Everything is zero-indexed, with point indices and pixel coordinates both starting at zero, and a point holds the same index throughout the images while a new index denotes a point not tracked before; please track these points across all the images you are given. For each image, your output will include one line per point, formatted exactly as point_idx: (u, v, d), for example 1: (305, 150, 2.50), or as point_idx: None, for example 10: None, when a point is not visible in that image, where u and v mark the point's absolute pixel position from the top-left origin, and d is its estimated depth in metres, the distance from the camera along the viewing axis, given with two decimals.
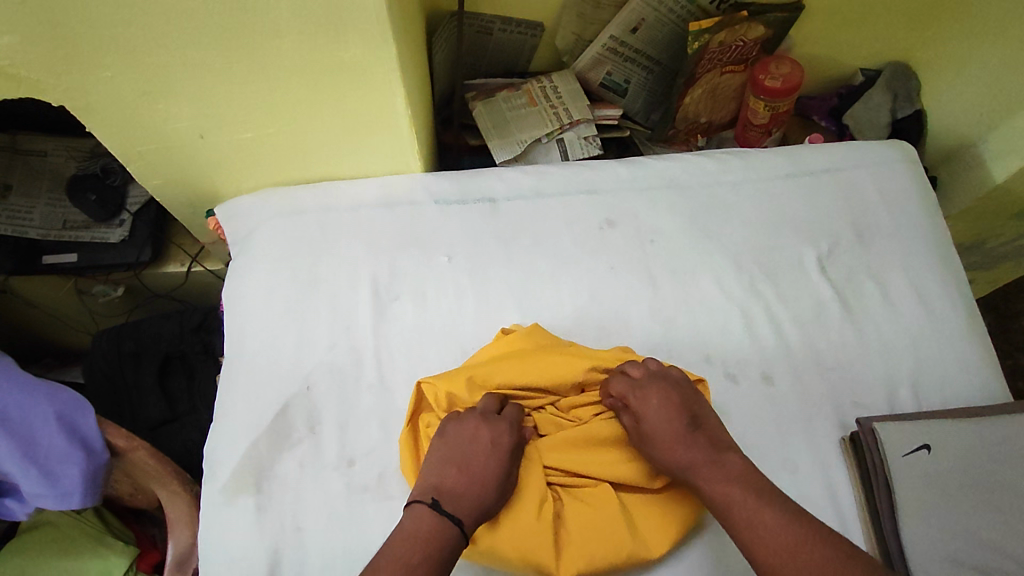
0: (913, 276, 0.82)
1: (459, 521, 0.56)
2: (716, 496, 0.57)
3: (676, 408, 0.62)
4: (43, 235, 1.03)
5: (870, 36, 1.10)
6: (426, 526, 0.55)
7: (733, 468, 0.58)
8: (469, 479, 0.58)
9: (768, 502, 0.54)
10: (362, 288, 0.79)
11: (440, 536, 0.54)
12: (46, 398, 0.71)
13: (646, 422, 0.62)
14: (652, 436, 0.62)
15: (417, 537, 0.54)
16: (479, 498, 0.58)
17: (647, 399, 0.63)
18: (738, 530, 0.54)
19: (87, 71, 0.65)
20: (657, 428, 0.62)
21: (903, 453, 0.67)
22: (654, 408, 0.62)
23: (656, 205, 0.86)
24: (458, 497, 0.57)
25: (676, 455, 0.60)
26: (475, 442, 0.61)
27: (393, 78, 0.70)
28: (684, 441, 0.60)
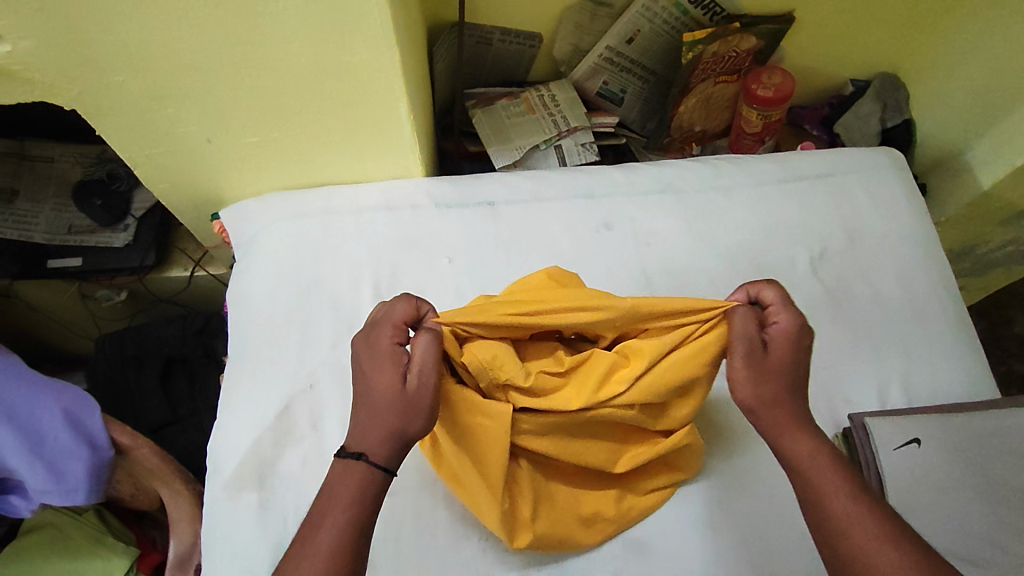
0: (903, 278, 0.84)
1: (364, 453, 0.53)
2: (805, 457, 0.54)
3: (800, 359, 0.58)
4: (48, 239, 1.05)
5: (859, 49, 1.13)
6: (337, 474, 0.53)
7: (823, 437, 0.56)
8: (371, 410, 0.55)
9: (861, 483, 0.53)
10: (365, 289, 0.81)
11: (356, 484, 0.53)
12: (54, 396, 0.72)
13: (772, 357, 0.58)
14: (767, 373, 0.57)
15: (334, 488, 0.53)
16: (385, 424, 0.54)
17: (781, 339, 0.58)
18: (827, 496, 0.52)
19: (98, 75, 0.67)
20: (778, 369, 0.57)
21: (895, 447, 0.67)
22: (796, 338, 0.58)
23: (651, 209, 0.88)
24: (363, 436, 0.54)
25: (781, 395, 0.56)
26: (374, 364, 0.56)
27: (397, 84, 0.73)
28: (798, 392, 0.57)
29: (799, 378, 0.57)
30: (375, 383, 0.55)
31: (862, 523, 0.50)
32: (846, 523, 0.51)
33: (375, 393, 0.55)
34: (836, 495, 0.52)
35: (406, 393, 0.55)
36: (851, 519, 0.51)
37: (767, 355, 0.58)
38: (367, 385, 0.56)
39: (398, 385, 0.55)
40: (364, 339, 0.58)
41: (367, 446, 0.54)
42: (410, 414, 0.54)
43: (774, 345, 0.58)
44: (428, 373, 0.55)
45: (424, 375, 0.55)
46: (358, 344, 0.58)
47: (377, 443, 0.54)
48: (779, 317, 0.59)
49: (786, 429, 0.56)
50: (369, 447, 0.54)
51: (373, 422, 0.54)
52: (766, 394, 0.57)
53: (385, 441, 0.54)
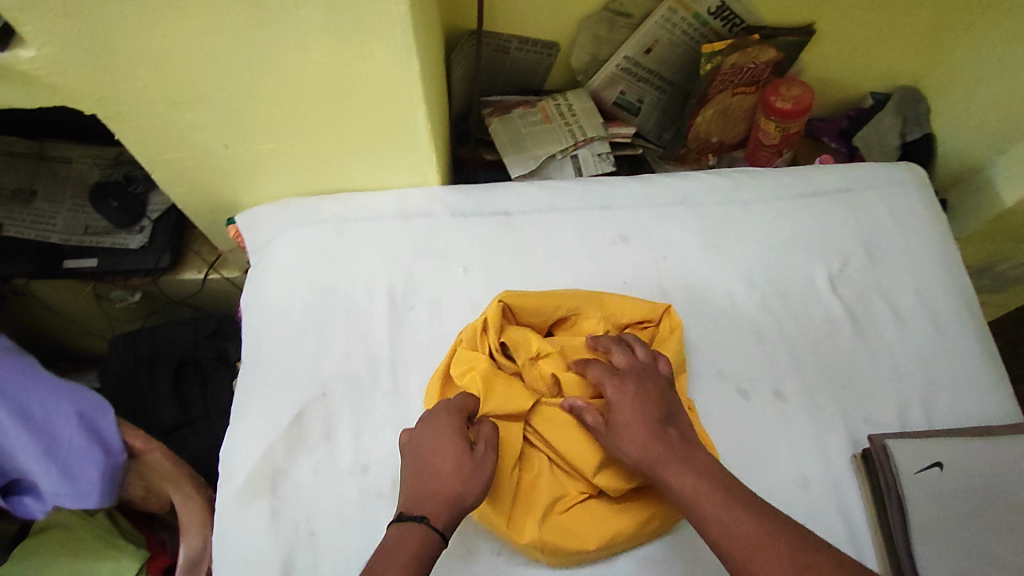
0: (924, 296, 0.83)
1: (427, 517, 0.57)
2: (688, 493, 0.57)
3: (643, 410, 0.62)
4: (64, 240, 1.05)
5: (879, 61, 1.12)
6: (397, 538, 0.56)
7: (698, 464, 0.59)
8: (431, 477, 0.59)
9: (737, 494, 0.56)
10: (379, 297, 0.81)
11: (416, 545, 0.55)
12: (69, 398, 0.71)
13: (616, 418, 0.63)
14: (615, 437, 0.62)
15: (391, 548, 0.55)
16: (444, 492, 0.58)
17: (618, 395, 0.64)
18: (706, 523, 0.55)
19: (120, 81, 0.68)
20: (629, 422, 0.62)
21: (914, 470, 0.67)
22: (624, 399, 0.63)
23: (668, 222, 0.87)
24: (423, 499, 0.58)
25: (643, 446, 0.60)
26: (434, 444, 0.61)
27: (415, 93, 0.72)
28: (659, 433, 0.61)
29: (649, 422, 0.61)
30: (436, 449, 0.60)
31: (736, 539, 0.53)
32: (725, 542, 0.54)
33: (436, 460, 0.60)
34: (718, 518, 0.55)
35: (467, 459, 0.60)
36: (725, 536, 0.54)
37: (610, 426, 0.63)
38: (425, 452, 0.61)
39: (460, 454, 0.60)
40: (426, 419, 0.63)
41: (427, 511, 0.57)
42: (471, 478, 0.59)
43: (614, 404, 0.63)
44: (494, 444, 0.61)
45: (488, 446, 0.61)
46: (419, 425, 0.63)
47: (437, 508, 0.57)
48: (608, 389, 0.65)
49: (662, 474, 0.59)
50: (429, 510, 0.57)
51: (434, 486, 0.58)
52: (635, 449, 0.61)
53: (444, 508, 0.57)
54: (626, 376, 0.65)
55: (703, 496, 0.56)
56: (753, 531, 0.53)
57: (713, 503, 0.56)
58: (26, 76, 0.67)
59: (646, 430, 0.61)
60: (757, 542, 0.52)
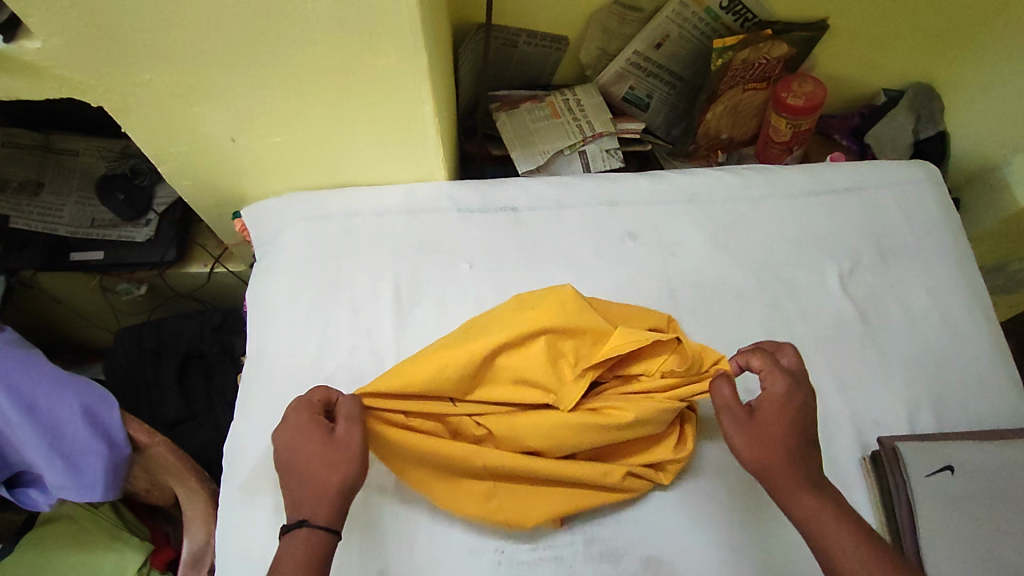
0: (937, 296, 0.82)
1: (305, 519, 0.57)
2: (807, 515, 0.56)
3: (799, 418, 0.60)
4: (71, 232, 1.05)
5: (894, 57, 1.11)
6: (287, 546, 0.56)
7: (830, 492, 0.57)
8: (305, 477, 0.59)
9: (867, 531, 0.55)
10: (385, 292, 0.80)
11: (306, 548, 0.56)
12: (74, 391, 0.71)
13: (762, 419, 0.60)
14: (761, 435, 0.59)
15: (281, 557, 0.55)
16: (322, 489, 0.58)
17: (773, 398, 0.61)
18: (838, 552, 0.54)
19: (126, 74, 0.67)
20: (776, 428, 0.59)
21: (925, 474, 0.66)
22: (789, 400, 0.60)
23: (677, 219, 0.86)
24: (300, 504, 0.58)
25: (782, 455, 0.58)
26: (299, 442, 0.60)
27: (423, 87, 0.72)
28: (802, 450, 0.59)
29: (800, 438, 0.59)
30: (296, 449, 0.60)
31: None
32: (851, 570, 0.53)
33: (306, 460, 0.59)
34: (850, 549, 0.54)
35: (329, 449, 0.59)
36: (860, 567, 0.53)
37: (754, 418, 0.60)
38: (289, 455, 0.60)
39: (324, 445, 0.60)
40: (286, 418, 0.62)
41: (307, 512, 0.57)
42: (341, 466, 0.59)
43: (766, 407, 0.60)
44: (359, 426, 0.61)
45: (349, 427, 0.61)
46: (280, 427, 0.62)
47: (318, 507, 0.57)
48: (770, 382, 0.62)
49: (792, 489, 0.57)
50: (307, 512, 0.57)
51: (307, 488, 0.58)
52: (765, 455, 0.58)
53: (322, 504, 0.57)
54: (800, 384, 0.62)
55: (841, 523, 0.55)
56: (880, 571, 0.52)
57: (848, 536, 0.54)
58: (32, 67, 0.66)
59: (782, 441, 0.59)
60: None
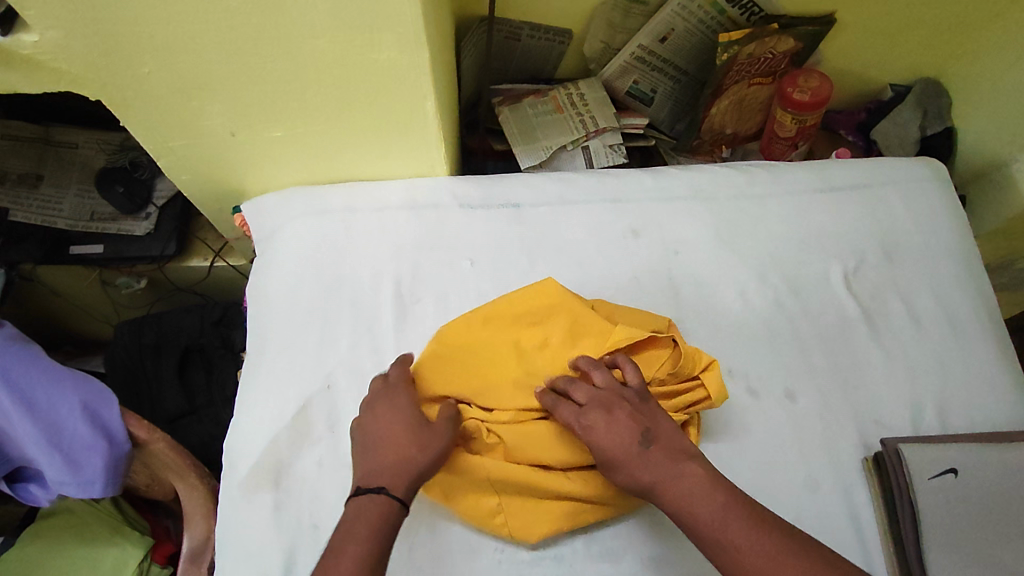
0: (942, 296, 0.81)
1: (387, 487, 0.57)
2: (681, 515, 0.56)
3: (621, 424, 0.59)
4: (70, 226, 1.05)
5: (901, 52, 1.09)
6: (358, 508, 0.56)
7: (688, 482, 0.57)
8: (385, 447, 0.60)
9: (751, 518, 0.54)
10: (386, 289, 0.80)
11: (376, 513, 0.56)
12: (73, 387, 0.71)
13: (601, 455, 0.59)
14: (601, 449, 0.59)
15: (352, 519, 0.56)
16: (398, 462, 0.59)
17: (594, 427, 0.60)
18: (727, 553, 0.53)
19: (124, 67, 0.66)
20: (614, 457, 0.59)
21: (928, 477, 0.65)
22: (598, 411, 0.60)
23: (681, 217, 0.85)
24: (377, 473, 0.58)
25: (634, 467, 0.58)
26: (382, 415, 0.63)
27: (424, 82, 0.71)
28: (652, 464, 0.58)
29: (632, 440, 0.59)
30: (390, 423, 0.62)
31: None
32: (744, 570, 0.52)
33: (394, 436, 0.61)
34: (739, 546, 0.53)
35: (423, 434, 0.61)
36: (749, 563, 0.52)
37: (589, 439, 0.60)
38: (381, 429, 0.62)
39: (416, 428, 0.62)
40: (372, 396, 0.65)
41: (385, 481, 0.58)
42: (427, 448, 0.60)
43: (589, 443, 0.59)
44: (452, 421, 0.63)
45: (446, 423, 0.63)
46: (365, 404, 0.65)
47: (395, 478, 0.58)
48: (577, 392, 0.62)
49: (658, 497, 0.57)
50: (388, 482, 0.58)
51: (389, 460, 0.59)
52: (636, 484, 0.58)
53: (398, 477, 0.58)
54: (599, 406, 0.60)
55: (720, 524, 0.54)
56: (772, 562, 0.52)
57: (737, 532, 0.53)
58: (29, 61, 0.65)
59: (631, 466, 0.58)
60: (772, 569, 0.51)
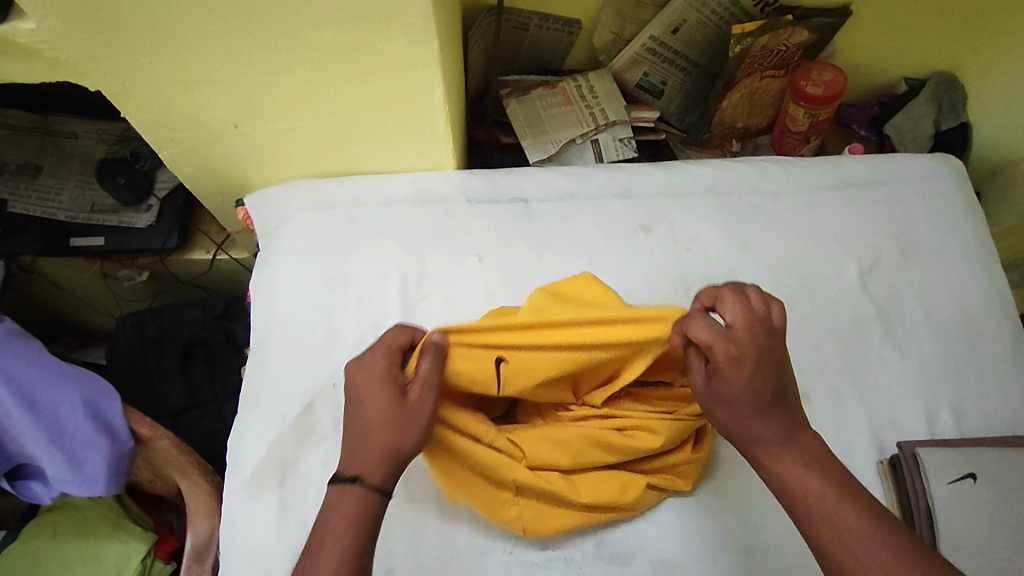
0: (959, 296, 0.79)
1: (360, 478, 0.53)
2: (783, 479, 0.51)
3: (766, 369, 0.53)
4: (71, 217, 1.03)
5: (917, 45, 1.07)
6: (337, 499, 0.53)
7: (804, 447, 0.52)
8: (363, 428, 0.55)
9: (863, 501, 0.49)
10: (392, 285, 0.78)
11: (351, 506, 0.52)
12: (74, 383, 0.69)
13: (729, 387, 0.52)
14: (726, 394, 0.53)
15: (327, 515, 0.53)
16: (378, 445, 0.54)
17: (735, 358, 0.52)
18: (831, 531, 0.48)
19: (124, 57, 0.64)
20: (743, 395, 0.52)
21: (947, 481, 0.64)
22: (741, 353, 0.52)
23: (693, 213, 0.83)
24: (355, 461, 0.54)
25: (752, 419, 0.52)
26: (362, 383, 0.57)
27: (432, 74, 0.69)
28: (774, 416, 0.52)
29: (766, 391, 0.52)
30: (362, 393, 0.56)
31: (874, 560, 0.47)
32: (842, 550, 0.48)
33: (366, 411, 0.55)
34: (847, 526, 0.48)
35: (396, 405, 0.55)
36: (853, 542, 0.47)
37: (712, 382, 0.53)
38: (355, 402, 0.57)
39: (388, 399, 0.55)
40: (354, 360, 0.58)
41: (361, 469, 0.54)
42: (403, 423, 0.55)
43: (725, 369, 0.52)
44: (432, 383, 0.57)
45: (423, 387, 0.57)
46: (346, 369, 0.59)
47: (372, 466, 0.54)
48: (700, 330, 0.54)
49: (764, 455, 0.52)
50: (363, 471, 0.54)
51: (365, 443, 0.54)
52: (748, 429, 0.52)
53: (374, 463, 0.54)
54: (745, 339, 0.53)
55: (824, 497, 0.49)
56: (875, 541, 0.47)
57: (850, 511, 0.49)
58: (26, 50, 0.63)
59: (757, 410, 0.52)
60: (884, 554, 0.47)
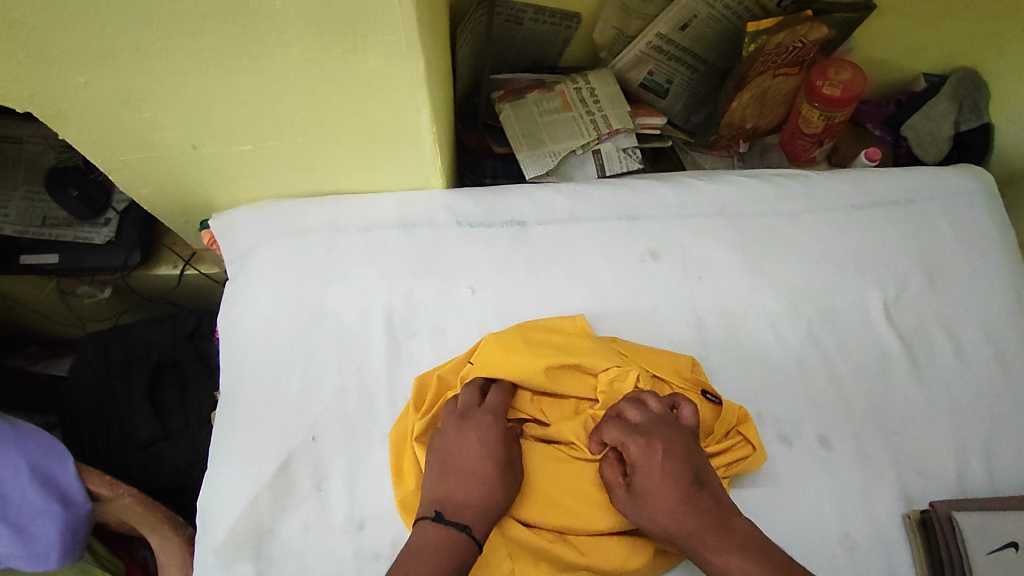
0: (992, 327, 0.74)
1: (467, 526, 0.55)
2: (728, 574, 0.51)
3: (675, 463, 0.55)
4: (19, 232, 0.94)
5: (940, 37, 1.00)
6: (434, 538, 0.54)
7: (741, 534, 0.53)
8: (469, 475, 0.57)
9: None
10: (376, 322, 0.71)
11: (454, 552, 0.53)
12: (18, 447, 0.63)
13: (641, 484, 0.55)
14: (645, 499, 0.55)
15: (424, 553, 0.52)
16: (481, 498, 0.56)
17: (640, 458, 0.56)
18: None
19: (56, 77, 0.55)
20: (651, 492, 0.54)
21: (986, 550, 0.60)
22: (652, 456, 0.55)
23: (705, 236, 0.76)
24: (462, 506, 0.56)
25: (676, 516, 0.53)
26: (468, 431, 0.59)
27: (418, 91, 0.60)
28: (692, 505, 0.54)
29: (682, 484, 0.54)
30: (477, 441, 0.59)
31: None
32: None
33: (481, 457, 0.58)
34: None
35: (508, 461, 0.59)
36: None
37: (631, 492, 0.56)
38: (465, 449, 0.59)
39: (500, 455, 0.58)
40: (460, 411, 0.61)
41: (465, 517, 0.55)
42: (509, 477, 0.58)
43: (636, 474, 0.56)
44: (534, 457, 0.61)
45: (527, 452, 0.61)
46: (449, 418, 0.61)
47: (476, 517, 0.55)
48: (630, 449, 0.57)
49: (701, 550, 0.53)
50: (470, 519, 0.55)
51: (473, 492, 0.56)
52: (665, 522, 0.54)
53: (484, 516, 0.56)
54: (651, 436, 0.56)
55: None
56: None
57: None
58: None
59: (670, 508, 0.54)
60: None
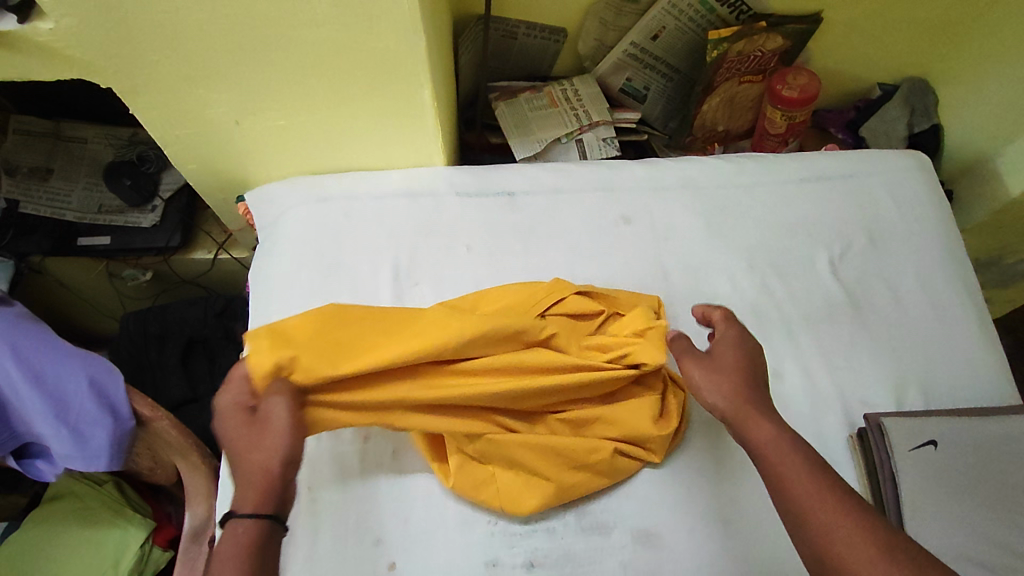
0: (926, 282, 0.84)
1: (235, 507, 0.52)
2: (767, 446, 0.57)
3: (749, 359, 0.65)
4: (79, 218, 1.07)
5: (889, 52, 1.12)
6: (237, 535, 0.51)
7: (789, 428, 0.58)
8: (242, 464, 0.54)
9: (823, 467, 0.53)
10: (384, 273, 0.82)
11: (238, 539, 0.50)
12: (81, 363, 0.74)
13: (718, 355, 0.65)
14: (719, 369, 0.64)
15: (221, 550, 0.50)
16: (258, 479, 0.53)
17: (723, 339, 0.67)
18: (798, 494, 0.52)
19: (135, 55, 0.69)
20: (726, 361, 0.64)
21: (909, 448, 0.69)
22: (739, 342, 0.66)
23: (671, 205, 0.88)
24: (245, 495, 0.53)
25: (735, 388, 0.62)
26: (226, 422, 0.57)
27: (422, 71, 0.74)
28: (751, 392, 0.61)
29: (749, 371, 0.63)
30: (254, 442, 0.55)
31: (833, 520, 0.50)
32: (806, 502, 0.52)
33: (237, 445, 0.56)
34: (801, 490, 0.52)
35: (255, 442, 0.55)
36: (815, 496, 0.51)
37: (711, 358, 0.65)
38: (232, 440, 0.56)
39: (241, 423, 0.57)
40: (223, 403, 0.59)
41: (236, 505, 0.52)
42: (265, 447, 0.55)
43: (717, 352, 0.66)
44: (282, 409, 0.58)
45: (280, 420, 0.57)
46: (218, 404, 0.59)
47: (253, 496, 0.53)
48: (724, 329, 0.68)
49: (749, 419, 0.59)
50: (250, 504, 0.52)
51: (258, 478, 0.53)
52: (726, 389, 0.62)
53: (261, 496, 0.53)
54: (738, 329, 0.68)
55: (802, 466, 0.54)
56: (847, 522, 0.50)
57: (806, 474, 0.53)
58: (46, 49, 0.68)
59: (728, 376, 0.63)
60: (841, 520, 0.50)
